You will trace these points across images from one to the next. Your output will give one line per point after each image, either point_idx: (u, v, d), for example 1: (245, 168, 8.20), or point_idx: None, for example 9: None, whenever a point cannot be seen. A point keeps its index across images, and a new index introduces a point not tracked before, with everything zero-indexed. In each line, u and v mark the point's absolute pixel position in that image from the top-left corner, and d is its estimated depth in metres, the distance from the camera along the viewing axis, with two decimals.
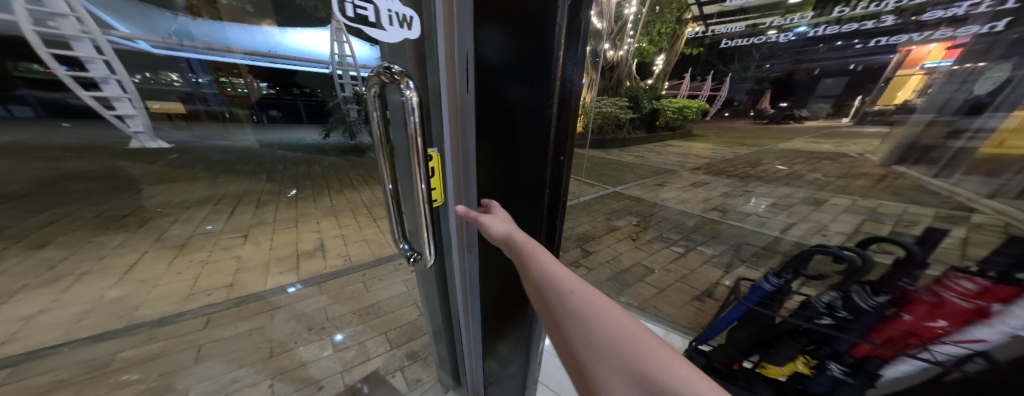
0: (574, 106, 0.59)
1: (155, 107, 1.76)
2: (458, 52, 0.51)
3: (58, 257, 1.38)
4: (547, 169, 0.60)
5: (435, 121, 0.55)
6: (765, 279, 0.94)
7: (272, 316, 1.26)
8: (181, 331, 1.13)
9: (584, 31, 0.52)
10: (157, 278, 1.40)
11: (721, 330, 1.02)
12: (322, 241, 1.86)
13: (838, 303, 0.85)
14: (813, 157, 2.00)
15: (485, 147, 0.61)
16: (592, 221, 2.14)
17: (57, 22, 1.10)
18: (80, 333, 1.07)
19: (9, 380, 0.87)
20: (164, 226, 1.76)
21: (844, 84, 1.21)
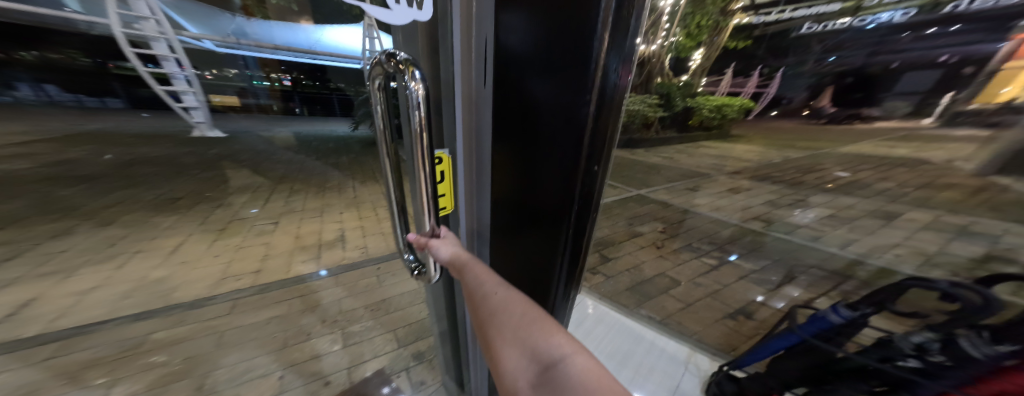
0: (614, 110, 0.57)
1: (215, 99, 2.02)
2: (476, 38, 0.41)
3: (119, 235, 1.58)
4: (580, 174, 0.61)
5: (446, 118, 0.48)
6: (834, 310, 0.76)
7: (289, 305, 1.32)
8: (207, 315, 1.22)
9: (631, 28, 0.50)
10: (196, 259, 1.53)
11: (763, 357, 0.89)
12: (343, 232, 1.93)
13: (934, 347, 0.62)
14: (886, 162, 1.56)
15: (501, 152, 0.52)
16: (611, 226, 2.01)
17: (138, 23, 1.24)
18: (123, 311, 1.19)
19: (56, 354, 0.98)
20: (209, 209, 1.93)
21: (936, 76, 0.92)
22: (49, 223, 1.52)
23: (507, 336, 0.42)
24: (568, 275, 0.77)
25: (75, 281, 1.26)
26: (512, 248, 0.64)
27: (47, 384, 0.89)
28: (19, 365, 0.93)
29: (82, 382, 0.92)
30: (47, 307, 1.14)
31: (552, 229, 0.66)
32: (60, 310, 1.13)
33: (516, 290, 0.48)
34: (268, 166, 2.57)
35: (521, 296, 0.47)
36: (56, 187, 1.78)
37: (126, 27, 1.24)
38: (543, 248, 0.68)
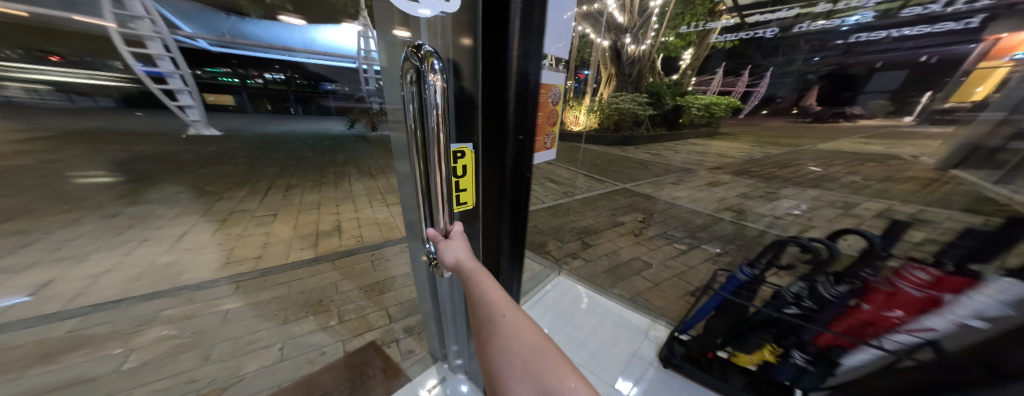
0: (532, 99, 0.70)
1: (209, 98, 1.64)
2: (439, 44, 0.56)
3: (125, 225, 1.67)
4: (510, 158, 0.70)
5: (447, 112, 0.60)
6: (741, 270, 0.96)
7: (288, 288, 1.42)
8: (212, 296, 1.33)
9: (535, 33, 0.64)
10: (200, 247, 1.63)
11: (701, 319, 1.04)
12: (340, 222, 2.03)
13: (806, 293, 0.91)
14: (858, 158, 1.82)
15: (468, 103, 0.61)
16: (594, 217, 2.18)
17: (134, 22, 1.14)
18: (135, 291, 1.30)
19: (76, 328, 1.08)
20: (209, 203, 2.02)
21: (902, 77, 1.26)
22: None
23: (517, 369, 0.44)
24: (510, 254, 0.85)
25: None
26: (490, 204, 0.73)
27: (73, 350, 1.00)
28: (43, 336, 1.03)
29: (102, 351, 1.02)
30: (65, 287, 1.23)
31: (496, 163, 0.69)
32: (77, 290, 1.23)
33: (523, 316, 0.50)
34: None
35: (529, 322, 0.49)
36: None
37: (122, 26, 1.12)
38: (492, 230, 0.76)
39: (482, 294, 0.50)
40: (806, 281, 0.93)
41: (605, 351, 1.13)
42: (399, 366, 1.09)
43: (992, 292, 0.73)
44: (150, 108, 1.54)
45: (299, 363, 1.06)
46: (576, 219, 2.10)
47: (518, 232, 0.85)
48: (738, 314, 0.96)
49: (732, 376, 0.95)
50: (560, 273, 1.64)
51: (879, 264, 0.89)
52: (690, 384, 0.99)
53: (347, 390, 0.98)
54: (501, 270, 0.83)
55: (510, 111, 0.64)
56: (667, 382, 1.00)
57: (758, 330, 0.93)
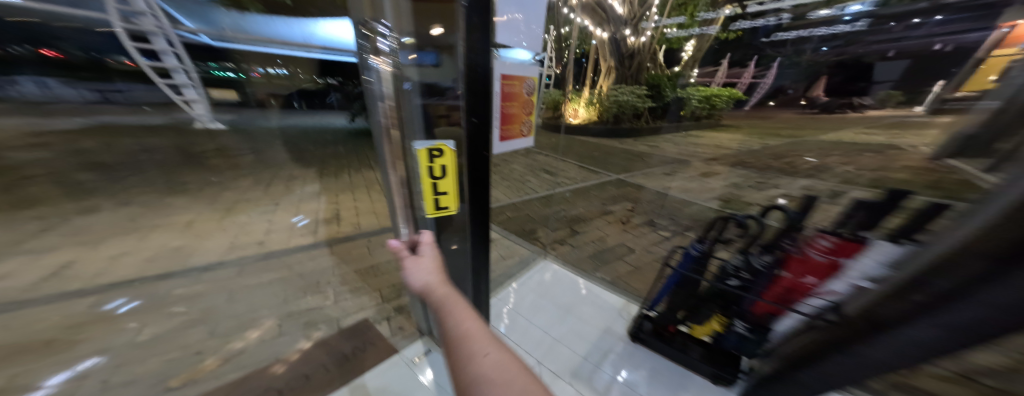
0: (487, 89, 0.75)
1: (213, 93, 1.89)
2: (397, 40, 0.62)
3: (139, 213, 1.78)
4: (467, 144, 0.77)
5: (405, 102, 0.68)
6: (692, 245, 0.98)
7: (288, 270, 1.53)
8: (219, 276, 1.43)
9: (485, 27, 0.68)
10: (208, 232, 1.74)
11: (663, 295, 1.08)
12: (339, 210, 2.13)
13: (743, 266, 0.95)
14: (857, 147, 1.33)
15: (423, 92, 0.68)
16: (585, 208, 2.28)
17: (138, 18, 1.28)
18: (149, 272, 1.41)
19: (97, 304, 1.21)
20: (217, 192, 2.13)
21: (904, 68, 1.06)
22: (75, 203, 1.71)
23: None
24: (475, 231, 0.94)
25: (106, 249, 1.47)
26: (465, 193, 0.84)
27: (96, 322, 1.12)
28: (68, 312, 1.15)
29: (119, 325, 1.15)
30: (85, 270, 1.35)
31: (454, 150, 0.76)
32: (97, 272, 1.35)
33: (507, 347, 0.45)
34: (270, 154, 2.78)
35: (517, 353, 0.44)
36: None
37: (127, 22, 1.27)
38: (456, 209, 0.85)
39: (460, 327, 0.49)
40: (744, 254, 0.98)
41: (582, 327, 1.29)
42: (389, 340, 1.18)
43: (874, 254, 0.76)
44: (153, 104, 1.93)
45: (297, 337, 1.17)
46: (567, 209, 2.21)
47: (481, 207, 0.92)
48: (689, 289, 1.02)
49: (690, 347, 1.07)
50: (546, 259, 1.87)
51: (798, 235, 0.94)
52: (654, 354, 1.14)
53: (336, 361, 1.07)
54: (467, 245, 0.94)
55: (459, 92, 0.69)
56: (635, 353, 1.14)
57: (707, 301, 0.99)
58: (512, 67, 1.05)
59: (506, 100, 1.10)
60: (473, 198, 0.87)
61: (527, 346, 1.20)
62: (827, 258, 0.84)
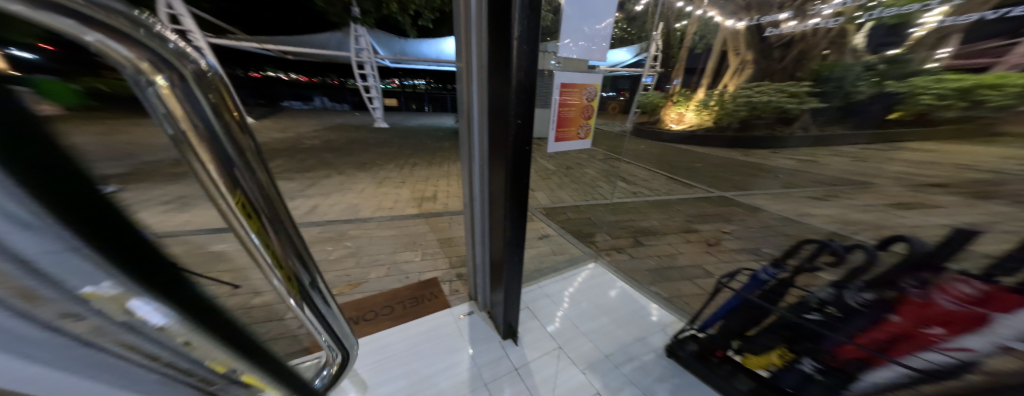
0: (531, 89, 0.99)
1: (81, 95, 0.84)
2: (482, 47, 1.09)
3: (325, 192, 2.82)
4: (508, 127, 1.02)
5: (482, 88, 1.16)
6: (763, 271, 1.14)
7: (397, 230, 2.13)
8: (370, 223, 2.21)
9: (534, 41, 0.92)
10: (363, 200, 2.66)
11: (719, 316, 1.27)
12: (438, 194, 2.85)
13: (833, 301, 1.03)
14: None
15: (490, 81, 1.10)
16: (656, 220, 2.55)
17: None
18: (330, 217, 2.28)
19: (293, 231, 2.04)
20: (371, 180, 3.21)
21: None
22: (310, 187, 2.93)
23: None
24: (511, 206, 1.16)
25: (310, 208, 2.43)
26: (504, 168, 1.12)
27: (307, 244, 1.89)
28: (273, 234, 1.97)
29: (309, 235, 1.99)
30: (322, 212, 2.37)
31: (501, 128, 1.08)
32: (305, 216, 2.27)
33: None
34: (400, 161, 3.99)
35: None
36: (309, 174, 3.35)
37: None
38: (500, 175, 1.16)
39: None
40: (837, 288, 1.05)
41: (611, 329, 1.53)
42: (449, 298, 1.55)
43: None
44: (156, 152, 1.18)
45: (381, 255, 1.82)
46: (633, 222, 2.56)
47: (520, 188, 1.15)
48: (757, 311, 1.17)
49: (740, 378, 1.20)
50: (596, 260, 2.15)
51: (925, 275, 0.92)
52: (692, 377, 1.31)
53: (411, 302, 1.48)
54: (505, 214, 1.18)
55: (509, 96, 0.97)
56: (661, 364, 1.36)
57: (772, 332, 1.14)
58: (572, 78, 1.35)
59: (563, 106, 1.40)
60: (512, 178, 1.11)
61: (558, 334, 1.47)
62: (961, 308, 0.84)
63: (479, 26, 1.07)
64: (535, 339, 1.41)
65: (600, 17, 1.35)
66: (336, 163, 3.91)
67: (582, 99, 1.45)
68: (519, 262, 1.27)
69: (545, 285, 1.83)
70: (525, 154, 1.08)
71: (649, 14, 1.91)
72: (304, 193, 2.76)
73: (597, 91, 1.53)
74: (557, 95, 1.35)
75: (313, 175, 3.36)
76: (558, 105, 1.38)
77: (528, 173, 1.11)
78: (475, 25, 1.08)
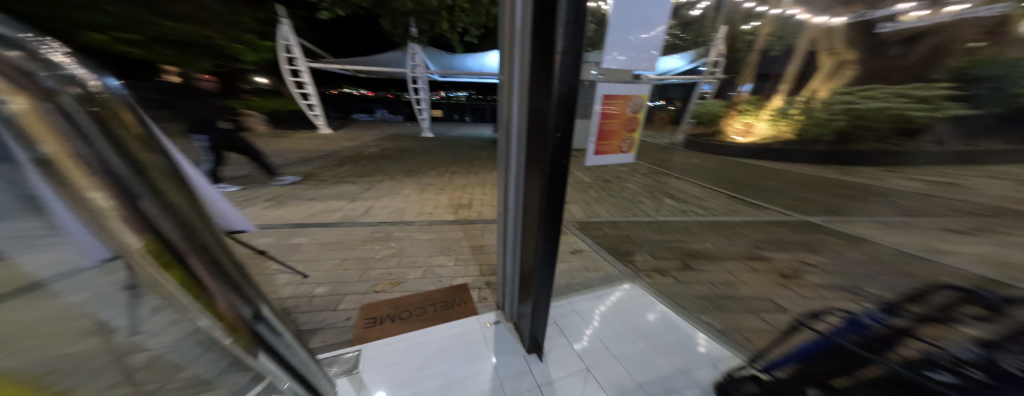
0: (572, 104, 0.97)
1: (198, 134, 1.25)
2: (525, 58, 1.11)
3: (376, 196, 3.16)
4: (547, 142, 1.01)
5: (522, 100, 1.17)
6: (869, 316, 1.14)
7: (436, 233, 2.30)
8: (413, 225, 2.42)
9: (577, 56, 0.91)
10: (408, 204, 2.93)
11: (799, 358, 1.23)
12: (474, 202, 3.01)
13: (971, 364, 0.92)
14: None
15: (530, 94, 1.12)
16: (712, 243, 2.44)
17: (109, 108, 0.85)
18: (380, 218, 2.55)
19: (349, 229, 2.32)
20: (416, 186, 3.52)
21: None
22: (365, 191, 3.30)
23: None
24: (545, 219, 1.14)
25: (364, 210, 2.74)
26: (541, 181, 1.10)
27: (359, 242, 2.13)
28: (333, 232, 2.27)
29: (362, 234, 2.25)
30: (376, 213, 2.66)
31: (539, 142, 1.08)
32: (360, 217, 2.56)
33: None
34: (443, 170, 4.32)
35: None
36: (365, 179, 3.78)
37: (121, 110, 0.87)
38: (536, 188, 1.15)
39: None
40: (983, 355, 0.94)
41: (649, 356, 1.41)
42: (477, 305, 1.59)
43: None
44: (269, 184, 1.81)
45: (421, 256, 1.98)
46: (682, 244, 2.45)
47: (556, 202, 1.13)
48: (848, 356, 1.12)
49: None
50: (633, 280, 2.00)
51: None
52: None
53: (442, 305, 1.56)
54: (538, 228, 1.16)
55: (550, 111, 0.96)
56: None
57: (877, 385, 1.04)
58: (617, 89, 1.25)
59: (606, 118, 1.29)
60: (547, 191, 1.10)
61: (586, 355, 1.39)
62: None
63: (524, 38, 1.09)
64: (561, 357, 1.36)
65: (652, 23, 1.27)
66: (389, 169, 4.36)
67: (626, 110, 1.33)
68: (550, 276, 1.26)
69: (576, 301, 1.76)
70: (560, 169, 1.06)
71: (707, 19, 1.78)
72: (361, 196, 3.12)
73: (643, 101, 1.41)
74: (598, 107, 1.26)
75: (369, 179, 3.80)
76: (600, 117, 1.28)
77: (563, 187, 1.09)
78: (519, 42, 1.12)
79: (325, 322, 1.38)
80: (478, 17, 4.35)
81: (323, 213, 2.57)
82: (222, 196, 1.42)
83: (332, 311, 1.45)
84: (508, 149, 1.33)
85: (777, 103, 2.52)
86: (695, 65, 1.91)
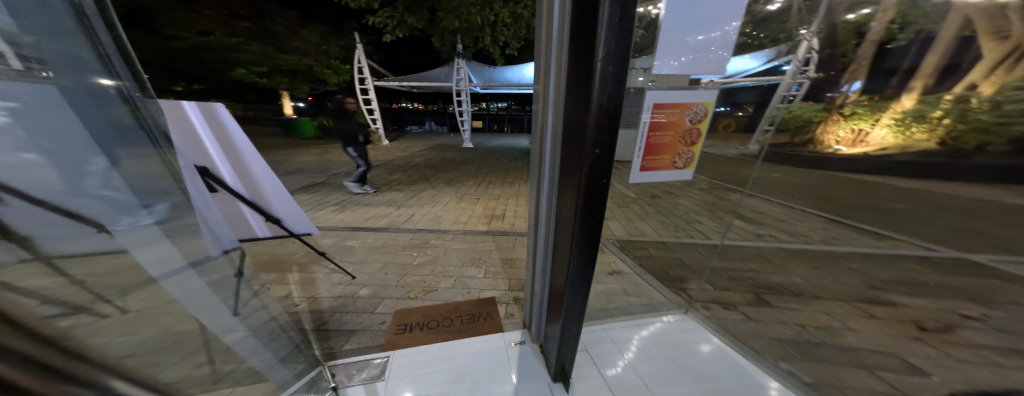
0: (614, 118, 0.78)
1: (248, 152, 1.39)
2: (560, 62, 0.94)
3: (419, 203, 3.44)
4: (583, 164, 0.82)
5: (555, 110, 1.01)
6: None
7: (470, 244, 2.40)
8: (449, 234, 2.57)
9: (622, 59, 0.73)
10: (446, 212, 3.12)
11: None
12: (508, 214, 3.09)
13: None
14: None
15: (563, 104, 0.95)
16: (802, 277, 2.19)
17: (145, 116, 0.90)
18: (420, 225, 2.75)
19: (394, 234, 2.54)
20: (455, 195, 3.76)
21: None
22: (410, 198, 3.61)
23: None
24: (578, 252, 0.96)
25: (408, 216, 2.99)
26: (572, 208, 0.92)
27: (400, 247, 2.31)
28: (380, 237, 2.50)
29: (405, 240, 2.44)
30: (418, 220, 2.88)
31: (571, 160, 0.91)
32: (404, 223, 2.80)
33: None
34: (481, 181, 4.55)
35: None
36: (411, 187, 4.14)
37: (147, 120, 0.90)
38: (567, 215, 0.96)
39: None
40: None
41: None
42: (503, 321, 1.57)
43: None
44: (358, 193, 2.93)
45: (454, 265, 2.08)
46: (755, 275, 2.21)
47: (592, 234, 0.93)
48: None
49: None
50: (685, 312, 1.79)
51: None
52: None
53: (469, 318, 1.57)
54: (568, 261, 0.98)
55: (586, 126, 0.78)
56: None
57: None
58: (672, 96, 1.03)
59: (655, 130, 1.08)
60: (580, 221, 0.90)
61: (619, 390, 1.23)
62: None
63: (558, 39, 0.93)
64: (590, 389, 1.23)
65: (731, 12, 0.96)
66: (432, 177, 4.70)
67: (685, 120, 1.08)
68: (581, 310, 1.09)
69: (611, 328, 1.60)
70: (597, 196, 0.86)
71: (796, 7, 1.33)
72: (406, 203, 3.39)
73: (711, 109, 1.13)
74: (646, 117, 1.06)
75: (414, 187, 4.12)
76: (648, 129, 1.07)
77: (601, 217, 0.89)
78: (555, 42, 0.94)
79: (363, 324, 1.50)
80: (519, 30, 4.51)
81: (374, 219, 2.87)
82: (289, 204, 1.59)
83: (371, 314, 1.57)
84: (540, 164, 1.18)
85: (905, 105, 1.84)
86: (778, 64, 1.49)
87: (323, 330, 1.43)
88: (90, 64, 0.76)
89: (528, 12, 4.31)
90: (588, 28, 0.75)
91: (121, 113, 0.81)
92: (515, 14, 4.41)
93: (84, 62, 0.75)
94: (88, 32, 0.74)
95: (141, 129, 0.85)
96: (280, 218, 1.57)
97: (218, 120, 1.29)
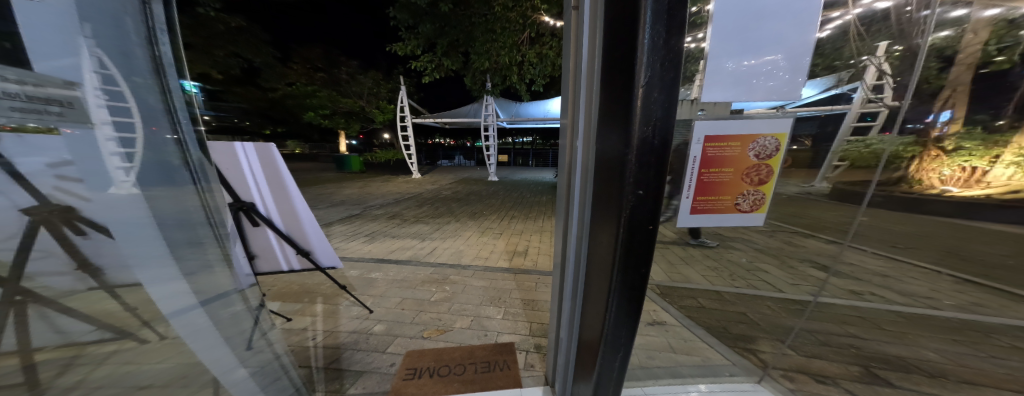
0: (662, 155, 0.71)
1: (283, 191, 1.48)
2: (590, 95, 0.89)
3: (442, 235, 3.50)
4: (625, 204, 0.74)
5: (579, 145, 0.95)
6: None
7: (488, 282, 2.31)
8: (470, 270, 2.53)
9: (666, 90, 0.68)
10: (467, 246, 3.12)
11: None
12: (528, 250, 3.01)
13: None
14: None
15: (591, 139, 0.89)
16: (920, 350, 1.74)
17: (195, 161, 1.04)
18: (441, 259, 2.75)
19: (417, 268, 2.56)
20: (478, 228, 3.81)
21: None
22: (434, 230, 3.69)
23: None
24: (617, 301, 0.83)
25: (430, 249, 3.02)
26: (611, 252, 0.80)
27: (420, 282, 2.30)
28: (403, 269, 2.52)
29: (427, 274, 2.44)
30: (440, 253, 2.90)
31: (606, 199, 0.82)
32: (426, 256, 2.82)
33: None
34: (503, 214, 4.56)
35: None
36: (436, 220, 4.26)
37: (193, 162, 1.03)
38: (604, 259, 0.85)
39: None
40: None
41: None
42: (522, 372, 1.41)
43: None
44: (489, 256, 2.84)
45: (471, 304, 2.00)
46: (852, 343, 1.81)
47: (636, 282, 0.81)
48: None
49: None
50: (756, 381, 1.46)
51: None
52: None
53: (487, 365, 1.45)
54: (607, 313, 0.85)
55: (627, 161, 0.71)
56: None
57: None
58: (725, 128, 0.94)
59: (708, 166, 0.97)
60: (623, 266, 0.79)
61: None
62: None
63: (586, 73, 0.90)
64: None
65: (801, 27, 0.84)
66: (457, 211, 4.82)
67: (749, 155, 0.96)
68: (616, 369, 0.93)
69: (653, 394, 1.30)
70: (641, 238, 0.77)
71: (853, 33, 1.17)
72: (430, 236, 3.47)
73: (783, 144, 0.97)
74: (696, 149, 0.98)
75: (439, 220, 4.23)
76: (699, 165, 0.98)
77: (647, 262, 0.79)
78: (583, 74, 0.91)
79: (372, 365, 1.45)
80: (545, 68, 4.85)
81: (398, 251, 2.93)
82: (322, 237, 1.66)
83: (382, 353, 1.53)
84: (567, 200, 1.07)
85: None
86: (842, 92, 1.29)
87: (334, 369, 1.41)
88: (160, 117, 0.95)
89: (553, 52, 4.68)
90: (627, 60, 0.70)
91: (172, 153, 0.97)
92: (541, 55, 4.76)
93: (154, 114, 0.94)
94: (157, 76, 0.95)
95: (185, 168, 1.01)
96: (310, 252, 1.65)
97: (271, 157, 1.44)
